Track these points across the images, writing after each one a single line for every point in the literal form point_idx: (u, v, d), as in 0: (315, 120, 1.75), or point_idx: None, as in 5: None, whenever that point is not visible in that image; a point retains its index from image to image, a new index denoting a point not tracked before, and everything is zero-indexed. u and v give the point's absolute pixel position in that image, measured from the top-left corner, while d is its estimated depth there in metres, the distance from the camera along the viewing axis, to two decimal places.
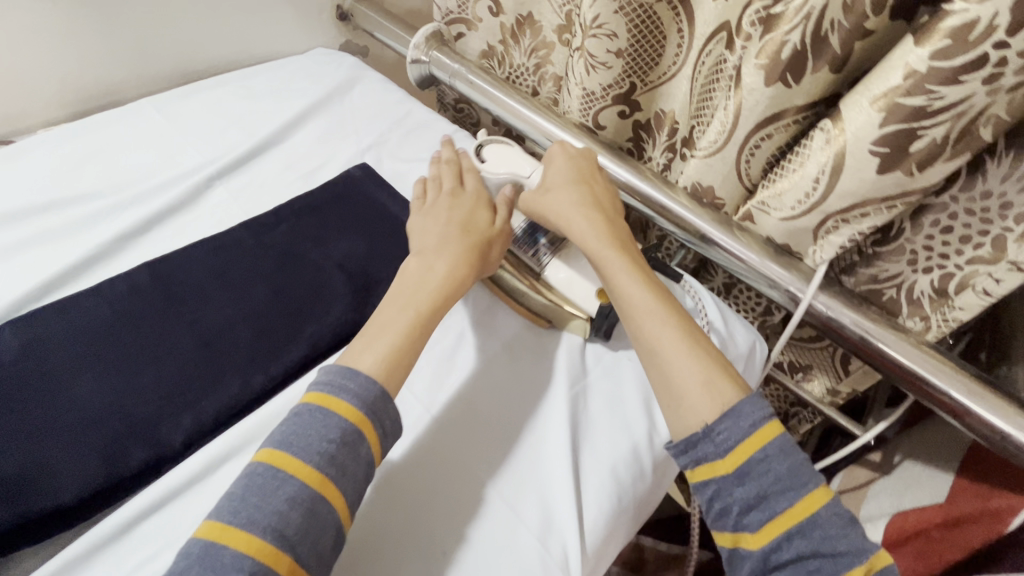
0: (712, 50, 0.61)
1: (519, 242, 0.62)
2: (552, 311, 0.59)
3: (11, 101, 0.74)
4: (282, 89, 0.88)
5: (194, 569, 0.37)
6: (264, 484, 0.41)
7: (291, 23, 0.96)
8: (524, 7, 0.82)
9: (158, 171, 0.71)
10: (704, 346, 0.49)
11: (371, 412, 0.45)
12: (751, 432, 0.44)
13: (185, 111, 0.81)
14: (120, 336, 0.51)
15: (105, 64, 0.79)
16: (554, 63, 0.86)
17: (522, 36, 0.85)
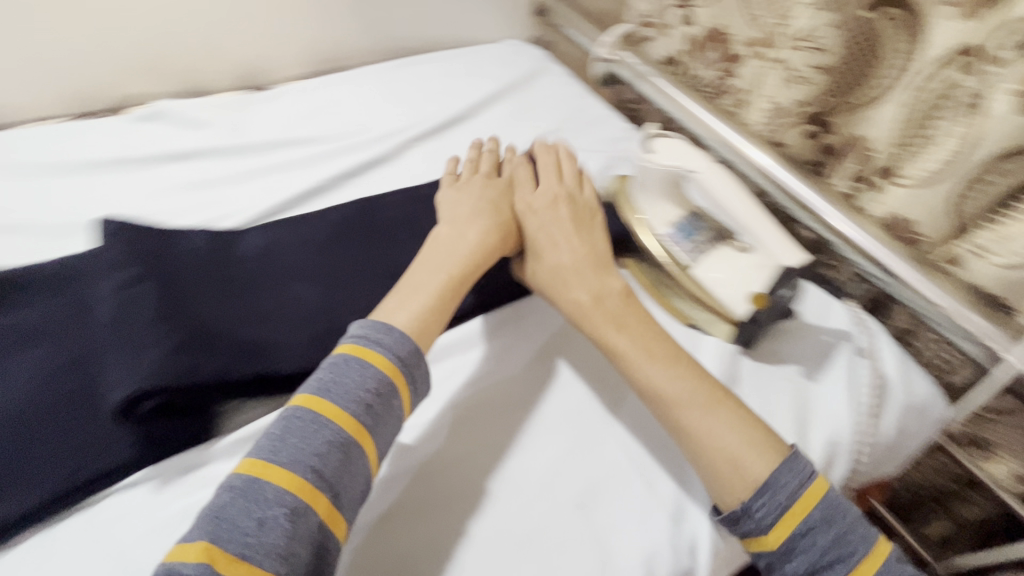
0: (943, 73, 0.54)
1: (673, 237, 0.61)
2: (705, 313, 0.59)
3: (273, 56, 0.90)
4: (477, 71, 0.97)
5: (240, 505, 0.38)
6: (303, 425, 0.42)
7: (494, 14, 1.05)
8: (717, 20, 0.79)
9: (371, 127, 0.82)
10: (735, 426, 0.47)
11: (402, 365, 0.47)
12: (788, 506, 0.43)
13: (397, 81, 0.92)
14: (331, 256, 0.61)
15: (344, 34, 0.93)
16: (739, 77, 0.79)
17: (708, 49, 0.82)
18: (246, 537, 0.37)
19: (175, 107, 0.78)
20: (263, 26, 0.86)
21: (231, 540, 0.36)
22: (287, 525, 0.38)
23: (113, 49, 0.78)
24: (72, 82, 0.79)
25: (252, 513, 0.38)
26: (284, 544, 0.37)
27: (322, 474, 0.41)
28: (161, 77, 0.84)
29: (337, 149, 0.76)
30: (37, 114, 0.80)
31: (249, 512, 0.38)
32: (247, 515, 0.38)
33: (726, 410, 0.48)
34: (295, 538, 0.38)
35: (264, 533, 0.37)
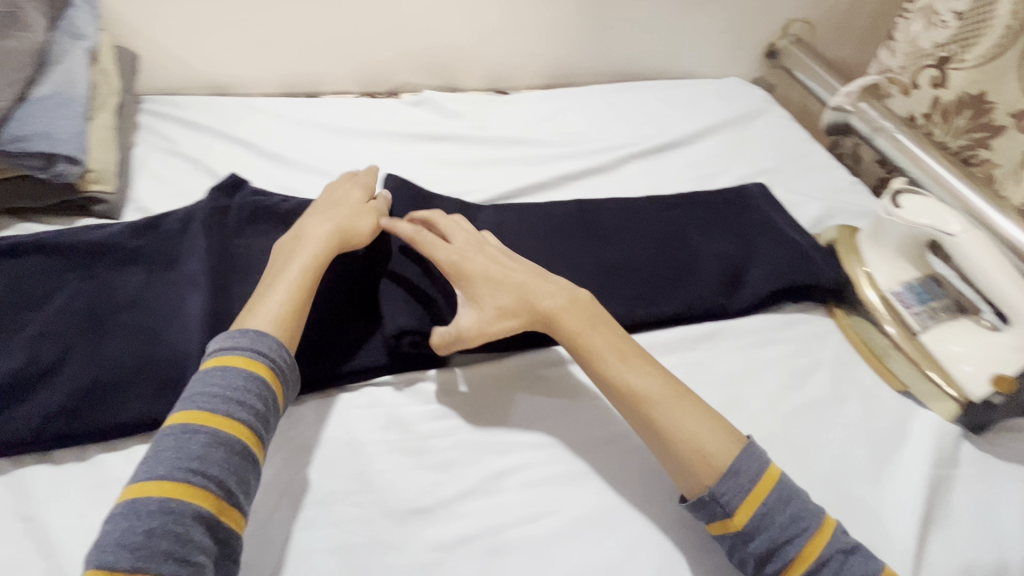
0: None
1: (904, 297, 0.59)
2: (928, 383, 0.55)
3: (518, 67, 1.03)
4: (697, 101, 1.00)
5: (225, 381, 0.44)
6: (175, 440, 0.41)
7: (723, 52, 1.08)
8: (976, 86, 0.79)
9: (593, 140, 0.89)
10: (691, 411, 0.46)
11: (265, 360, 0.46)
12: (750, 490, 0.43)
13: (620, 101, 0.99)
14: (553, 243, 0.67)
15: (582, 55, 1.04)
16: (992, 149, 0.79)
17: (959, 115, 0.82)
18: (227, 404, 0.43)
19: (439, 98, 0.93)
20: (519, 38, 0.99)
21: (218, 405, 0.42)
22: (256, 399, 0.44)
23: (404, 43, 0.96)
24: (368, 66, 0.98)
25: (134, 532, 0.36)
26: (261, 411, 0.44)
27: (250, 406, 0.43)
28: (429, 71, 1.01)
29: (562, 153, 0.85)
30: (337, 87, 1.01)
31: (234, 386, 0.44)
32: (231, 391, 0.43)
33: (695, 407, 0.47)
34: (266, 407, 0.45)
35: (245, 402, 0.43)
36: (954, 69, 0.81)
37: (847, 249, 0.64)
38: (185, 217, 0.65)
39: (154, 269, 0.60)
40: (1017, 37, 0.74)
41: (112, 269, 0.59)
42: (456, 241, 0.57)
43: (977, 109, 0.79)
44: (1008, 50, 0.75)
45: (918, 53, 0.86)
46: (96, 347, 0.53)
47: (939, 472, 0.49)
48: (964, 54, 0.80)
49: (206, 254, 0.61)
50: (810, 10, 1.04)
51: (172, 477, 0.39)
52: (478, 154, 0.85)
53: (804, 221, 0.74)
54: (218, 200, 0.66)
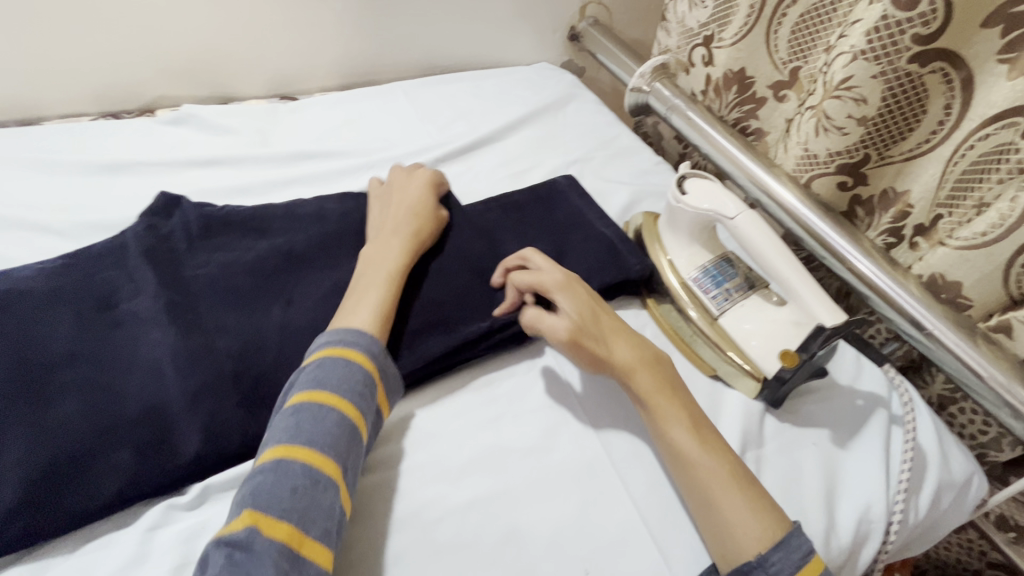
0: (972, 147, 0.54)
1: (699, 280, 0.58)
2: (725, 361, 0.55)
3: (306, 67, 0.90)
4: (507, 91, 0.96)
5: (347, 369, 0.45)
6: (311, 413, 0.42)
7: (527, 37, 1.04)
8: (738, 62, 0.78)
9: (397, 145, 0.81)
10: (751, 493, 0.43)
11: (378, 362, 0.47)
12: (801, 566, 0.39)
13: (425, 97, 0.91)
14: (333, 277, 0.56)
15: (376, 50, 0.93)
16: (761, 119, 0.79)
17: (728, 91, 0.81)
18: (350, 390, 0.44)
19: (204, 112, 0.78)
20: (297, 34, 0.86)
21: (341, 391, 0.43)
22: (371, 396, 0.45)
23: (146, 47, 0.78)
24: (104, 78, 0.79)
25: (280, 491, 0.37)
26: (371, 404, 0.45)
27: (364, 398, 0.44)
28: (193, 79, 0.84)
29: (361, 166, 0.75)
30: (68, 109, 0.80)
31: (356, 376, 0.44)
32: (352, 380, 0.44)
33: (745, 492, 0.43)
34: (375, 403, 0.45)
35: (361, 392, 0.44)
36: (717, 49, 0.80)
37: (651, 237, 0.64)
38: (111, 245, 0.55)
39: (86, 309, 0.49)
40: (760, 17, 0.73)
41: (31, 315, 0.48)
42: (556, 276, 0.53)
43: (742, 84, 0.79)
44: (754, 28, 0.74)
45: (689, 32, 0.85)
46: (34, 416, 0.43)
47: (746, 458, 0.50)
48: (722, 32, 0.78)
49: (156, 289, 0.51)
50: None
51: (312, 446, 0.40)
52: (260, 177, 0.72)
53: (615, 210, 0.74)
54: (147, 219, 0.57)
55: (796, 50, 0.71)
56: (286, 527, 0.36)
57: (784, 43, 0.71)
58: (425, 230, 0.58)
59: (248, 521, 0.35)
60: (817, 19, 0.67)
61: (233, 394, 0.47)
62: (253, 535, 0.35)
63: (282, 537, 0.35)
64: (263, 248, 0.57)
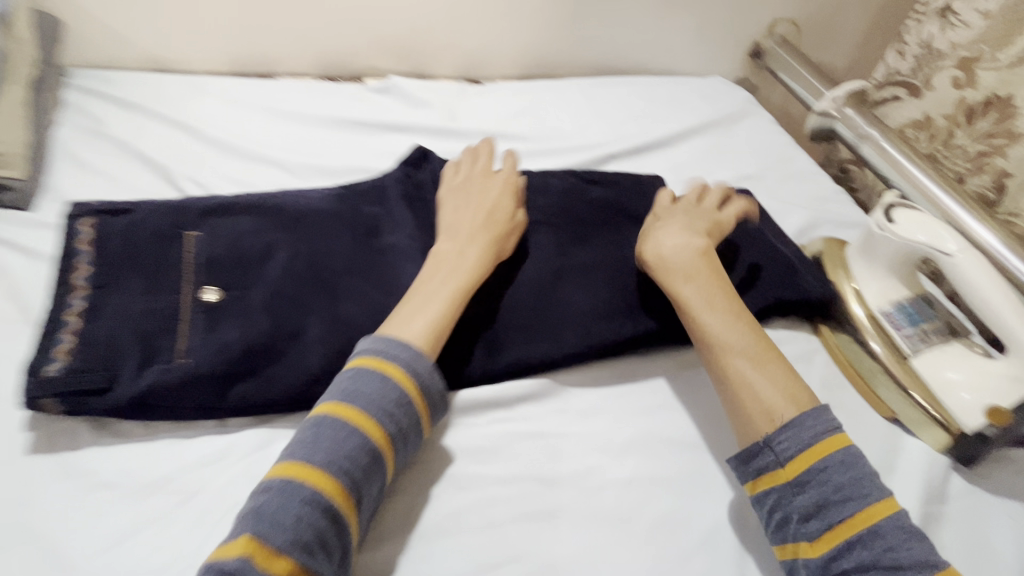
0: None
1: (891, 317, 0.55)
2: (909, 406, 0.51)
3: (494, 55, 0.97)
4: (679, 100, 0.95)
5: (416, 351, 0.45)
6: (335, 431, 0.40)
7: (707, 49, 1.03)
8: (1004, 87, 0.71)
9: (571, 136, 0.84)
10: (770, 375, 0.46)
11: (418, 381, 0.44)
12: (811, 444, 0.43)
13: (600, 96, 0.93)
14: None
15: (562, 46, 0.98)
16: (1006, 158, 0.71)
17: (980, 118, 0.74)
18: (382, 411, 0.42)
19: (406, 86, 0.87)
20: (494, 24, 0.93)
21: (374, 409, 0.42)
22: (406, 415, 0.43)
23: (369, 23, 0.89)
24: (328, 46, 0.90)
25: (287, 513, 0.36)
26: (405, 427, 0.43)
27: (396, 420, 0.42)
28: (397, 55, 0.94)
29: (538, 150, 0.79)
30: (295, 69, 0.92)
31: (387, 395, 0.42)
32: (387, 399, 0.42)
33: (776, 371, 0.47)
34: (411, 424, 0.43)
35: (393, 413, 0.42)
36: (985, 69, 0.73)
37: (835, 263, 0.60)
38: (373, 186, 0.63)
39: (358, 233, 0.58)
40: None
41: (319, 229, 0.58)
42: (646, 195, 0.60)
43: (1001, 110, 0.71)
44: None
45: (933, 55, 0.79)
46: (328, 308, 0.52)
47: (926, 513, 0.46)
48: (997, 53, 0.71)
49: (412, 230, 0.60)
50: (798, 9, 1.00)
51: (365, 414, 0.41)
52: (449, 148, 0.79)
53: (789, 230, 0.71)
54: (403, 172, 0.65)
55: None
56: (285, 561, 0.35)
57: None
58: (506, 238, 0.54)
59: (245, 549, 0.35)
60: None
61: (459, 330, 0.50)
62: (248, 564, 0.34)
63: (284, 568, 0.35)
64: None
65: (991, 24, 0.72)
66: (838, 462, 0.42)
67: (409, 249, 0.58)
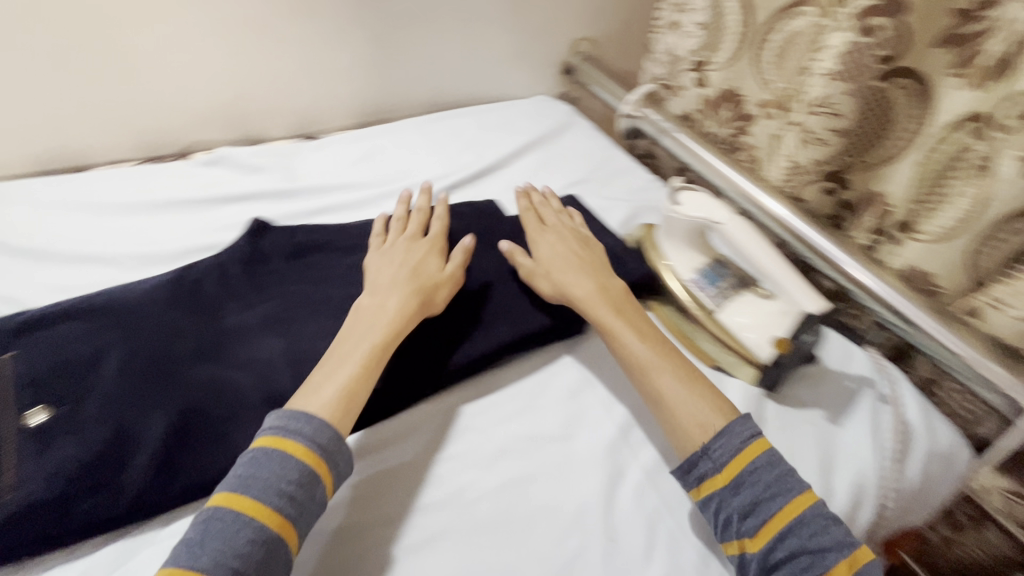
0: (953, 137, 0.58)
1: (695, 281, 0.64)
2: (722, 349, 0.61)
3: (325, 108, 0.99)
4: (508, 123, 1.04)
5: (317, 425, 0.46)
6: (224, 528, 0.40)
7: (525, 72, 1.13)
8: (729, 82, 0.86)
9: (411, 174, 0.88)
10: (701, 392, 0.52)
11: (323, 454, 0.45)
12: (742, 447, 0.48)
13: (436, 132, 0.98)
14: (361, 290, 0.63)
15: (390, 90, 1.02)
16: (752, 135, 0.85)
17: (721, 109, 0.89)
18: (279, 495, 0.42)
19: (236, 154, 0.85)
20: (318, 81, 0.95)
21: (271, 497, 0.42)
22: (309, 492, 0.44)
23: (184, 99, 0.87)
24: (144, 129, 0.87)
25: None
26: (310, 505, 0.43)
27: (295, 501, 0.43)
28: (221, 124, 0.93)
29: (379, 194, 0.82)
30: (113, 156, 0.88)
31: (288, 478, 0.43)
32: (287, 481, 0.43)
33: (702, 391, 0.52)
34: (317, 500, 0.44)
35: (295, 493, 0.43)
36: (711, 71, 0.88)
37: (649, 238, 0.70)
38: (214, 265, 0.64)
39: (199, 317, 0.58)
40: (745, 41, 0.81)
41: (152, 320, 0.56)
42: (545, 245, 0.65)
43: (734, 103, 0.86)
44: (742, 51, 0.82)
45: (676, 61, 0.94)
46: (172, 398, 0.50)
47: None
48: (714, 57, 0.86)
49: (258, 305, 0.61)
50: (590, 30, 1.13)
51: (259, 502, 0.42)
52: (291, 207, 0.79)
53: (615, 224, 0.80)
54: (240, 248, 0.66)
55: (782, 71, 0.77)
56: None
57: (769, 66, 0.79)
58: (440, 287, 0.58)
59: None
60: (796, 45, 0.74)
61: None
62: None
63: None
64: (347, 266, 0.67)
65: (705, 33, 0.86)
66: (764, 461, 0.48)
67: (260, 320, 0.59)
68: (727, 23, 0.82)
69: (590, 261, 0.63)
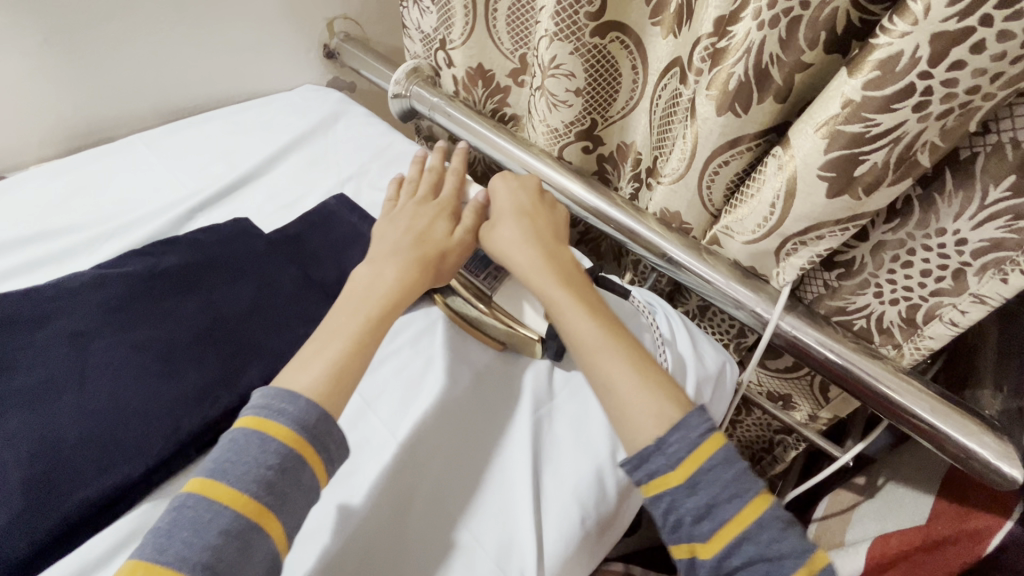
0: (667, 83, 0.64)
1: (470, 267, 0.64)
2: (507, 330, 0.59)
3: (11, 138, 0.78)
4: (269, 121, 0.90)
5: (303, 405, 0.46)
6: (195, 516, 0.41)
7: (282, 60, 1.00)
8: (473, 59, 0.84)
9: (143, 203, 0.73)
10: (654, 379, 0.52)
11: (306, 435, 0.45)
12: (697, 443, 0.48)
13: (174, 143, 0.82)
14: (66, 370, 0.50)
15: (103, 103, 0.83)
16: (513, 105, 0.90)
17: (476, 87, 0.88)
18: (258, 482, 0.42)
19: None
20: None
21: (248, 484, 0.42)
22: (290, 478, 0.43)
23: None
24: None
25: None
26: (294, 489, 0.44)
27: (273, 486, 0.43)
28: None
29: (95, 238, 0.67)
30: None
31: (270, 463, 0.43)
32: (267, 465, 0.43)
33: (621, 357, 0.53)
34: (301, 486, 0.44)
35: (275, 481, 0.43)
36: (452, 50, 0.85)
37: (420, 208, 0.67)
38: None
39: None
40: (476, 14, 0.78)
41: None
42: (501, 208, 0.65)
43: (484, 80, 0.87)
44: (476, 26, 0.79)
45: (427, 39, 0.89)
46: None
47: (537, 415, 0.55)
48: (450, 34, 0.83)
49: None
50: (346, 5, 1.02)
51: (237, 488, 0.42)
52: None
53: None
54: None
55: (515, 39, 0.80)
56: None
57: (505, 35, 0.80)
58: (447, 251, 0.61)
59: None
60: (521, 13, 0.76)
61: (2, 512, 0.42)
62: None
63: None
64: (44, 340, 0.52)
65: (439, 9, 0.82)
66: (722, 457, 0.48)
67: None
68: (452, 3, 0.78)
69: (548, 234, 0.63)
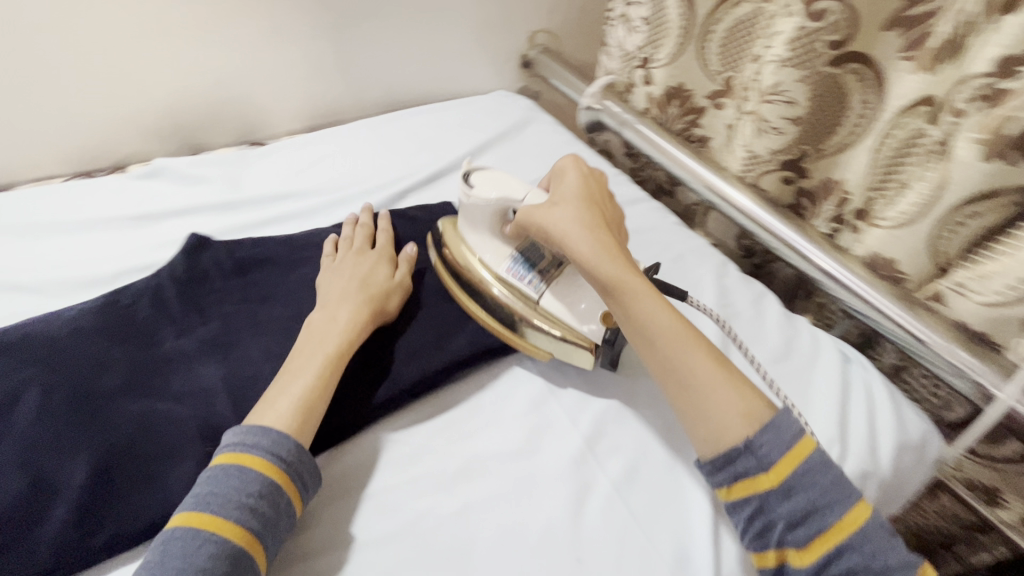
0: (906, 121, 0.58)
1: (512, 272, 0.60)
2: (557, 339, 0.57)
3: (272, 113, 0.94)
4: (468, 120, 0.99)
5: (275, 436, 0.45)
6: (183, 546, 0.39)
7: (484, 67, 1.10)
8: (675, 79, 0.87)
9: (365, 178, 0.84)
10: (736, 380, 0.48)
11: (284, 465, 0.45)
12: (791, 445, 0.45)
13: (392, 131, 0.94)
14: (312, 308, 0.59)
15: (341, 92, 0.98)
16: (704, 126, 0.88)
17: (670, 106, 0.90)
18: (239, 509, 0.41)
19: (176, 164, 0.80)
20: (263, 87, 0.91)
21: (233, 511, 0.41)
22: (273, 503, 0.43)
23: (115, 111, 0.82)
24: (77, 143, 0.82)
25: None
26: (275, 516, 0.43)
27: (259, 512, 0.42)
28: (158, 134, 0.88)
29: (330, 202, 0.78)
30: (43, 174, 0.83)
31: (250, 492, 0.42)
32: (248, 494, 0.42)
33: (700, 349, 0.49)
34: (279, 513, 0.43)
35: (258, 508, 0.42)
36: (655, 68, 0.88)
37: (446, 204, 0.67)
38: (149, 285, 0.59)
39: (131, 344, 0.54)
40: (690, 36, 0.81)
41: (79, 352, 0.52)
42: (557, 189, 0.59)
43: (682, 99, 0.88)
44: (686, 47, 0.82)
45: (627, 56, 0.92)
46: (101, 439, 0.46)
47: None
48: (657, 53, 0.87)
49: (197, 329, 0.57)
50: (550, 21, 1.09)
51: (221, 517, 0.41)
52: (238, 219, 0.75)
53: None
54: (177, 264, 0.61)
55: (726, 61, 0.79)
56: None
57: (714, 57, 0.80)
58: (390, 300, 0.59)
59: None
60: (737, 36, 0.76)
61: None
62: None
63: None
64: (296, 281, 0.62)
65: (650, 28, 0.85)
66: (818, 459, 0.45)
67: (198, 346, 0.55)
68: (668, 21, 0.82)
69: (602, 213, 0.57)
